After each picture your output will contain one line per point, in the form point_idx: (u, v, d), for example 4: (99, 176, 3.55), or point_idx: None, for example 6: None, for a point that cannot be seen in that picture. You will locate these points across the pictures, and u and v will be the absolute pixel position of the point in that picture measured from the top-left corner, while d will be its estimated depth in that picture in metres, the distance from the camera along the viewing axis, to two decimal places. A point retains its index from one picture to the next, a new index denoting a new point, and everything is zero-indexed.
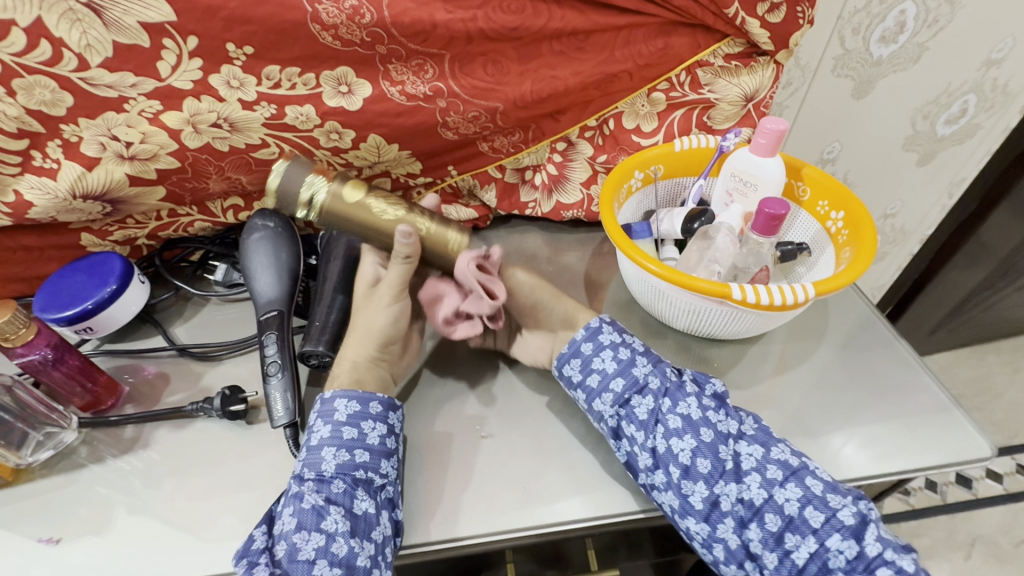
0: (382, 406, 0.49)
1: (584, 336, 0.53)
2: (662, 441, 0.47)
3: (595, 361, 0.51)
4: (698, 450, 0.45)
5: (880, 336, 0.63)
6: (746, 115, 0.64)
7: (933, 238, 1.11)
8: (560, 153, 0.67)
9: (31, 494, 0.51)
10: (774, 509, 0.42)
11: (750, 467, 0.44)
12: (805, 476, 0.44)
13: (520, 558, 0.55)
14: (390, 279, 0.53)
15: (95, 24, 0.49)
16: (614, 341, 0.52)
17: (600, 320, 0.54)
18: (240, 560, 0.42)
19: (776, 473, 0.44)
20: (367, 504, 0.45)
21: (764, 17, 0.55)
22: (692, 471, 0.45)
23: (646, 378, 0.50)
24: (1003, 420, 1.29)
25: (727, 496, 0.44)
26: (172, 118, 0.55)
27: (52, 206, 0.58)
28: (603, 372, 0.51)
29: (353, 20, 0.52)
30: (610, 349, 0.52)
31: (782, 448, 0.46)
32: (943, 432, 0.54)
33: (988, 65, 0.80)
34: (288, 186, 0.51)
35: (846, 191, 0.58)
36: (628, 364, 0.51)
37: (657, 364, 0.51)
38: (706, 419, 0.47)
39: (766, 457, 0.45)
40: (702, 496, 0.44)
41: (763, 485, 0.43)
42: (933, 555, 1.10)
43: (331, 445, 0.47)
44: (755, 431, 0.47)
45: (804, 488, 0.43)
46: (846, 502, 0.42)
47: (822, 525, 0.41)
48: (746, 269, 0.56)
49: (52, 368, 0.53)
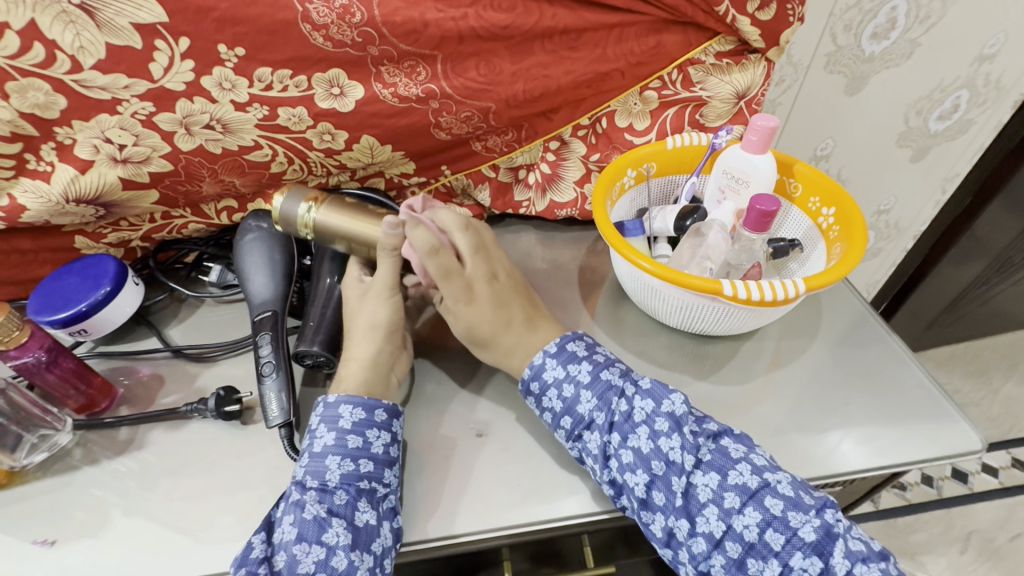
0: (386, 414, 0.50)
1: (530, 374, 0.52)
2: (617, 475, 0.47)
3: (544, 399, 0.51)
4: (652, 483, 0.45)
5: (874, 332, 0.63)
6: (738, 112, 0.64)
7: (928, 234, 1.11)
8: (553, 152, 0.67)
9: (26, 497, 0.51)
10: (733, 538, 0.43)
11: (705, 498, 0.44)
12: (764, 497, 0.43)
13: (517, 557, 0.55)
14: (381, 274, 0.55)
15: (87, 26, 0.49)
16: (558, 378, 0.51)
17: (543, 354, 0.52)
18: (238, 569, 0.42)
19: (733, 501, 0.43)
20: (368, 515, 0.45)
21: (755, 15, 0.55)
22: (649, 503, 0.45)
23: (592, 413, 0.49)
24: (998, 414, 1.30)
25: (681, 529, 0.44)
26: (165, 119, 0.55)
27: (45, 209, 0.58)
28: (552, 410, 0.50)
29: (344, 19, 0.52)
30: (555, 387, 0.51)
31: (741, 469, 0.45)
32: (937, 425, 0.55)
33: (980, 61, 0.80)
34: (287, 214, 0.55)
35: (837, 187, 0.58)
36: (574, 402, 0.50)
37: (603, 395, 0.49)
38: (656, 451, 0.46)
39: (722, 485, 0.44)
40: (661, 526, 0.45)
41: (721, 517, 0.43)
42: (930, 550, 1.10)
43: (335, 454, 0.47)
44: (712, 454, 0.46)
45: (762, 511, 0.43)
46: (808, 518, 0.42)
47: (783, 547, 0.42)
48: (738, 266, 0.56)
49: (46, 370, 0.53)
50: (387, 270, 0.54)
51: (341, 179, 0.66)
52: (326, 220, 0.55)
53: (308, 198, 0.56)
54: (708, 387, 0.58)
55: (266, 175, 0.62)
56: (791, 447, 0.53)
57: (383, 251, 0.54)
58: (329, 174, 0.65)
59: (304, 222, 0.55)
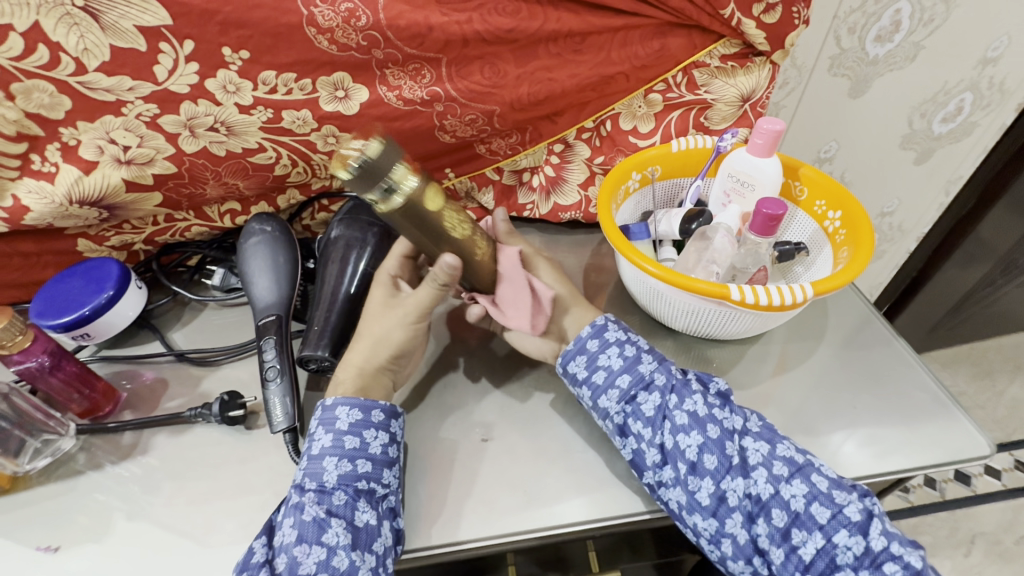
0: (384, 414, 0.49)
1: (590, 333, 0.52)
2: (669, 437, 0.46)
3: (601, 358, 0.50)
4: (705, 446, 0.45)
5: (879, 334, 0.63)
6: (743, 115, 0.64)
7: (932, 236, 1.11)
8: (557, 155, 0.67)
9: (29, 502, 0.50)
10: (781, 505, 0.43)
11: (757, 462, 0.44)
12: (811, 472, 0.44)
13: (522, 561, 0.55)
14: (419, 299, 0.52)
15: (92, 28, 0.48)
16: (619, 339, 0.52)
17: (605, 318, 0.53)
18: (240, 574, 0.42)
19: (782, 469, 0.44)
20: (368, 516, 0.45)
21: (760, 18, 0.55)
22: (699, 467, 0.45)
23: (652, 374, 0.49)
24: (1002, 416, 1.30)
25: (734, 492, 0.44)
26: (169, 121, 0.55)
27: (49, 211, 0.58)
28: (608, 369, 0.50)
29: (349, 23, 0.52)
30: (616, 347, 0.51)
31: (787, 445, 0.46)
32: (944, 428, 0.55)
33: (984, 63, 0.80)
34: (382, 162, 0.38)
35: (844, 191, 0.58)
36: (634, 361, 0.50)
37: (662, 361, 0.50)
38: (712, 415, 0.47)
39: (772, 453, 0.45)
40: (709, 492, 0.44)
41: (771, 480, 0.43)
42: (935, 553, 1.10)
43: (332, 455, 0.46)
44: (760, 429, 0.47)
45: (809, 485, 0.43)
46: (852, 499, 0.42)
47: (828, 521, 0.42)
48: (744, 270, 0.56)
49: (49, 375, 0.53)
50: (427, 297, 0.52)
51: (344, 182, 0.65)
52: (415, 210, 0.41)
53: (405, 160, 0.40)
54: None
55: (269, 178, 0.62)
56: None
57: (432, 282, 0.50)
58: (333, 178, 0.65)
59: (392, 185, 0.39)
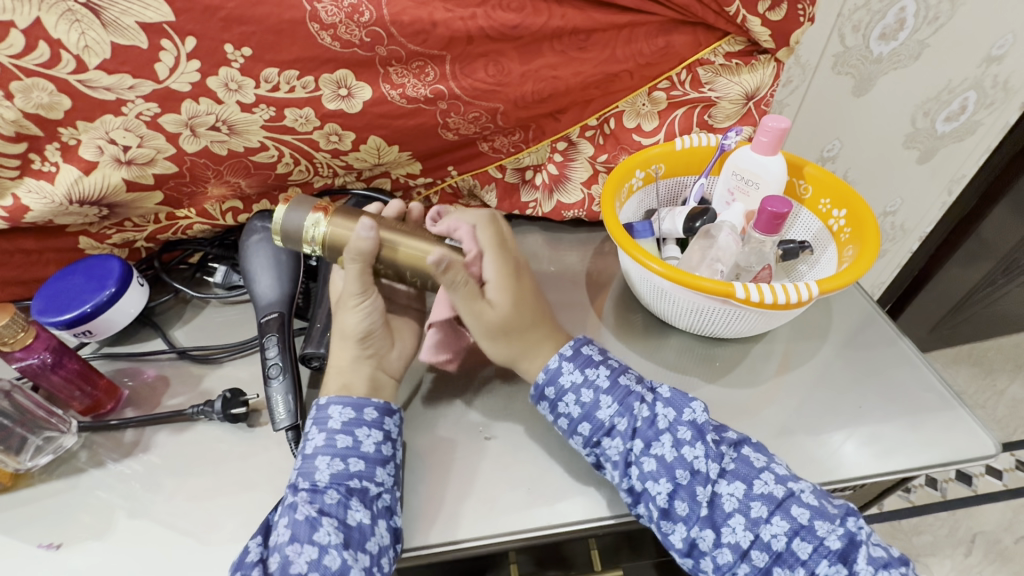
0: (377, 412, 0.49)
1: (546, 380, 0.50)
2: (637, 483, 0.46)
3: (561, 405, 0.50)
4: (674, 493, 0.45)
5: (882, 333, 0.63)
6: (747, 113, 0.64)
7: (934, 235, 1.10)
8: (560, 153, 0.67)
9: (30, 499, 0.50)
10: (760, 548, 0.42)
11: (731, 508, 0.44)
12: (791, 506, 0.43)
13: (523, 560, 0.55)
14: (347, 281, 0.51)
15: (93, 25, 0.48)
16: (576, 383, 0.50)
17: (559, 357, 0.51)
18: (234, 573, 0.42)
19: (760, 510, 0.43)
20: (361, 514, 0.44)
21: (765, 15, 0.55)
22: (671, 513, 0.44)
23: (612, 420, 0.48)
24: (1004, 416, 1.29)
25: (706, 539, 0.44)
26: (170, 120, 0.55)
27: (49, 210, 0.57)
28: (569, 417, 0.49)
29: (353, 19, 0.51)
30: (573, 393, 0.49)
31: (765, 479, 0.44)
32: (947, 429, 0.54)
33: (988, 62, 0.80)
34: (289, 226, 0.50)
35: (849, 190, 0.57)
36: (593, 408, 0.49)
37: (624, 400, 0.49)
38: (680, 459, 0.45)
39: (747, 494, 0.44)
40: (682, 537, 0.44)
41: (747, 526, 0.43)
42: (935, 552, 1.10)
43: (325, 454, 0.46)
44: (736, 464, 0.45)
45: (789, 520, 0.43)
46: (834, 528, 0.42)
47: (810, 555, 0.42)
48: (749, 269, 0.55)
49: (51, 372, 0.53)
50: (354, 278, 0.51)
51: (347, 180, 0.65)
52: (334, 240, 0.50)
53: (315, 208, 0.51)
54: (718, 389, 0.57)
55: (271, 176, 0.62)
56: (798, 450, 0.53)
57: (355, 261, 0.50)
58: (335, 175, 0.64)
59: (310, 236, 0.50)
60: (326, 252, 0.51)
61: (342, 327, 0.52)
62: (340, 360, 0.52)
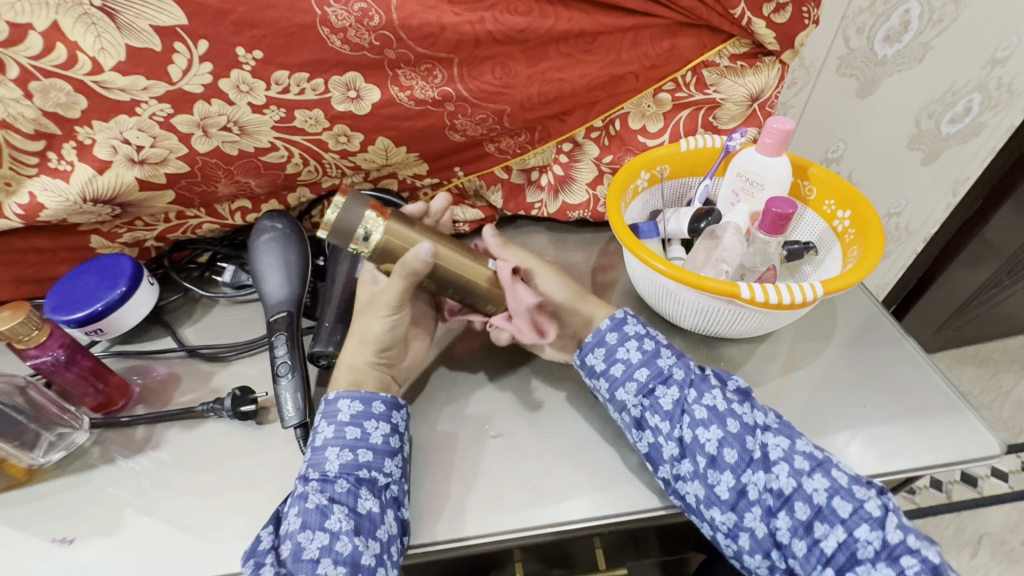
0: (385, 406, 0.50)
1: (609, 327, 0.52)
2: (688, 430, 0.46)
3: (619, 351, 0.51)
4: (725, 440, 0.45)
5: (887, 334, 0.63)
6: (752, 115, 0.64)
7: (939, 236, 1.10)
8: (566, 154, 0.67)
9: (43, 494, 0.51)
10: (804, 499, 0.43)
11: (778, 457, 0.44)
12: (831, 467, 0.44)
13: (528, 558, 0.55)
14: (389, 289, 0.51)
15: (108, 28, 0.49)
16: (639, 333, 0.52)
17: (624, 312, 0.53)
18: (247, 561, 0.43)
19: (803, 463, 0.44)
20: (371, 503, 0.45)
21: (770, 18, 0.55)
22: (720, 460, 0.45)
23: (671, 368, 0.49)
24: (1009, 418, 1.29)
25: (755, 485, 0.44)
26: (183, 121, 0.55)
27: (63, 209, 0.58)
28: (627, 362, 0.50)
29: (362, 23, 0.52)
30: (635, 340, 0.51)
31: (806, 441, 0.46)
32: (952, 430, 0.55)
33: (993, 64, 0.80)
34: (346, 223, 0.49)
35: (854, 191, 0.58)
36: (653, 356, 0.50)
37: (680, 357, 0.51)
38: (732, 409, 0.47)
39: (792, 448, 0.45)
40: (729, 485, 0.44)
41: (793, 475, 0.43)
42: (940, 553, 1.10)
43: (334, 445, 0.47)
44: (778, 425, 0.47)
45: (830, 479, 0.43)
46: (871, 494, 0.43)
47: (850, 515, 0.42)
48: (753, 269, 0.56)
49: (65, 369, 0.53)
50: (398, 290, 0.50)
51: (354, 180, 0.66)
52: (390, 245, 0.50)
53: (372, 209, 0.50)
54: None
55: (280, 176, 0.63)
56: None
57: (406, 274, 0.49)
58: (343, 176, 0.65)
59: (361, 239, 0.50)
60: (373, 254, 0.51)
61: (360, 332, 0.52)
62: (352, 359, 0.52)
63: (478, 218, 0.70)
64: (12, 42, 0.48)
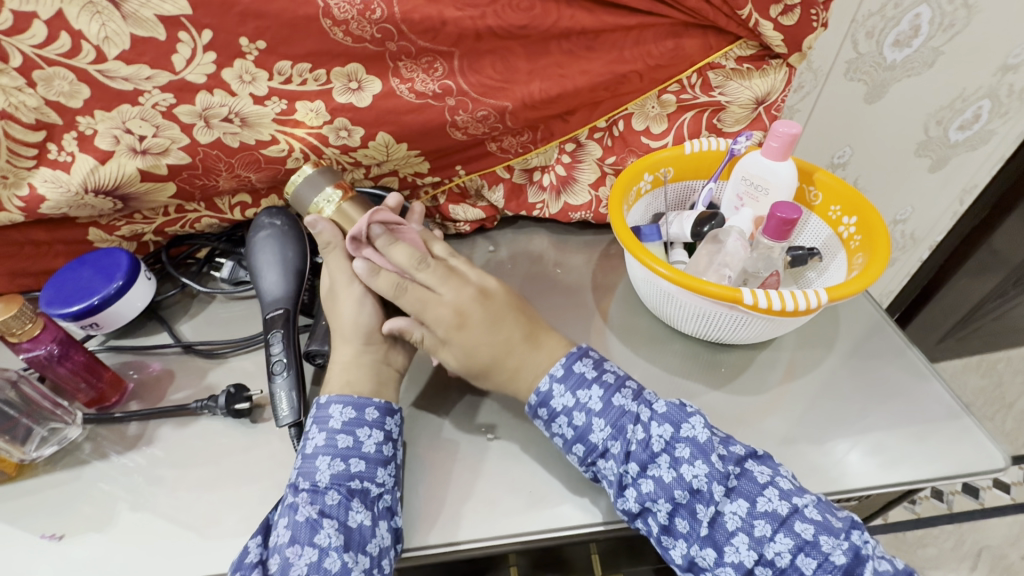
0: (378, 412, 0.49)
1: (538, 401, 0.49)
2: (635, 503, 0.46)
3: (554, 426, 0.49)
4: (675, 511, 0.44)
5: (890, 343, 0.62)
6: (757, 118, 0.63)
7: (945, 245, 1.09)
8: (569, 154, 0.66)
9: (34, 490, 0.51)
10: (764, 565, 0.42)
11: (734, 527, 0.43)
12: (795, 523, 0.42)
13: (522, 563, 0.54)
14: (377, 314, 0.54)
15: (113, 17, 0.49)
16: (568, 406, 0.48)
17: (549, 381, 0.49)
18: (233, 574, 0.42)
19: (763, 529, 0.43)
20: (361, 516, 0.44)
21: (778, 20, 0.54)
22: (671, 529, 0.44)
23: (606, 443, 0.47)
24: (1012, 430, 1.28)
25: (706, 558, 0.43)
26: (185, 111, 0.55)
27: (64, 200, 0.58)
28: (563, 436, 0.49)
29: (364, 16, 0.52)
30: (564, 416, 0.48)
31: (769, 496, 0.44)
32: (954, 441, 0.54)
33: (1004, 70, 0.79)
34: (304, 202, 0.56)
35: (858, 196, 0.57)
36: (585, 432, 0.48)
37: (616, 423, 0.47)
38: (679, 480, 0.44)
39: (751, 513, 0.43)
40: (682, 553, 0.44)
41: (751, 546, 0.42)
42: (939, 565, 1.09)
43: (325, 454, 0.46)
44: (739, 480, 0.44)
45: (794, 537, 0.42)
46: (839, 543, 0.42)
47: (815, 572, 0.41)
48: (756, 275, 0.55)
49: (57, 364, 0.53)
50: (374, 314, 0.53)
51: (355, 176, 0.65)
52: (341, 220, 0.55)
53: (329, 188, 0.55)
54: (722, 396, 0.57)
55: (281, 171, 0.61)
56: (797, 459, 0.52)
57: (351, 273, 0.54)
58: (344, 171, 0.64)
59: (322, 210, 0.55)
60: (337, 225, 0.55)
61: (341, 327, 0.53)
62: (344, 357, 0.52)
63: (479, 219, 0.70)
64: (16, 29, 0.48)
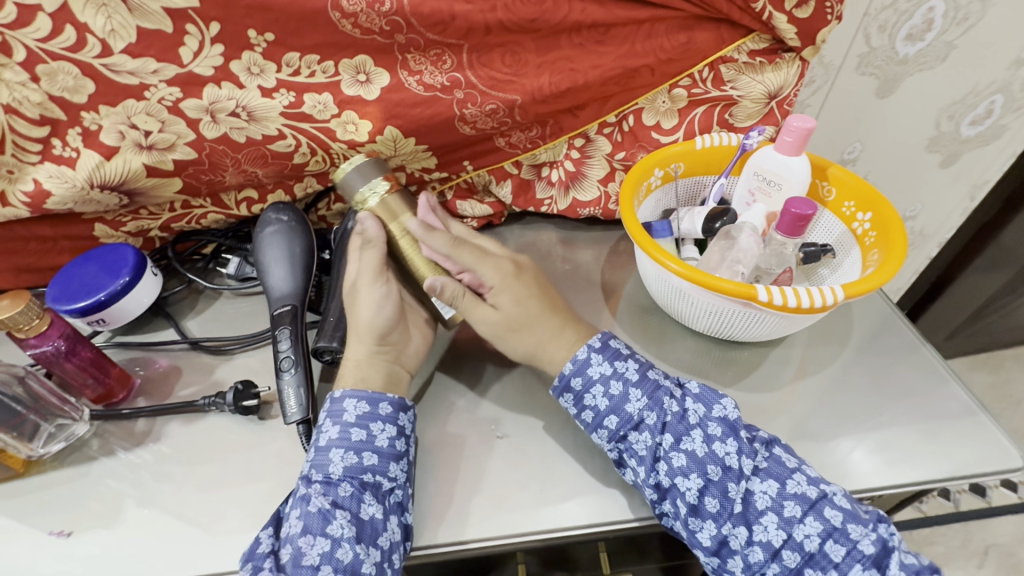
0: (392, 407, 0.48)
1: (573, 370, 0.50)
2: (666, 477, 0.45)
3: (587, 397, 0.49)
4: (705, 489, 0.44)
5: (902, 339, 0.62)
6: (769, 113, 0.62)
7: (954, 241, 1.09)
8: (578, 149, 0.66)
9: (41, 487, 0.50)
10: (792, 547, 0.42)
11: (764, 506, 0.43)
12: (825, 508, 0.42)
13: (530, 561, 0.54)
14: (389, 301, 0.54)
15: (119, 9, 0.48)
16: (605, 374, 0.49)
17: (587, 349, 0.50)
18: (245, 564, 0.42)
19: (794, 510, 0.42)
20: (373, 509, 0.43)
21: (792, 13, 0.53)
22: (700, 510, 0.44)
23: (642, 413, 0.47)
24: (1020, 427, 1.27)
25: (736, 537, 0.43)
26: (191, 106, 0.54)
27: (70, 195, 0.57)
28: (596, 409, 0.48)
29: (373, 8, 0.51)
30: (601, 385, 0.49)
31: (798, 479, 0.44)
32: (968, 439, 0.53)
33: (1018, 65, 0.77)
34: (353, 183, 0.55)
35: (878, 197, 0.56)
36: (621, 401, 0.48)
37: (653, 395, 0.48)
38: (712, 454, 0.45)
39: (782, 493, 0.43)
40: (711, 534, 0.43)
41: (780, 526, 0.42)
42: (947, 563, 1.09)
43: (338, 446, 0.46)
44: (769, 462, 0.45)
45: (823, 522, 0.42)
46: (868, 532, 0.41)
47: (843, 559, 0.41)
48: (769, 271, 0.55)
49: (64, 360, 0.53)
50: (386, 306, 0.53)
51: None
52: (384, 211, 0.55)
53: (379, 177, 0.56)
54: (732, 394, 0.56)
55: (288, 166, 0.61)
56: (805, 457, 0.52)
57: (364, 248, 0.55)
58: None
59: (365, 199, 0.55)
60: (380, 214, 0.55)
61: (357, 325, 0.53)
62: (358, 355, 0.52)
63: (487, 214, 0.70)
64: (20, 23, 0.47)
